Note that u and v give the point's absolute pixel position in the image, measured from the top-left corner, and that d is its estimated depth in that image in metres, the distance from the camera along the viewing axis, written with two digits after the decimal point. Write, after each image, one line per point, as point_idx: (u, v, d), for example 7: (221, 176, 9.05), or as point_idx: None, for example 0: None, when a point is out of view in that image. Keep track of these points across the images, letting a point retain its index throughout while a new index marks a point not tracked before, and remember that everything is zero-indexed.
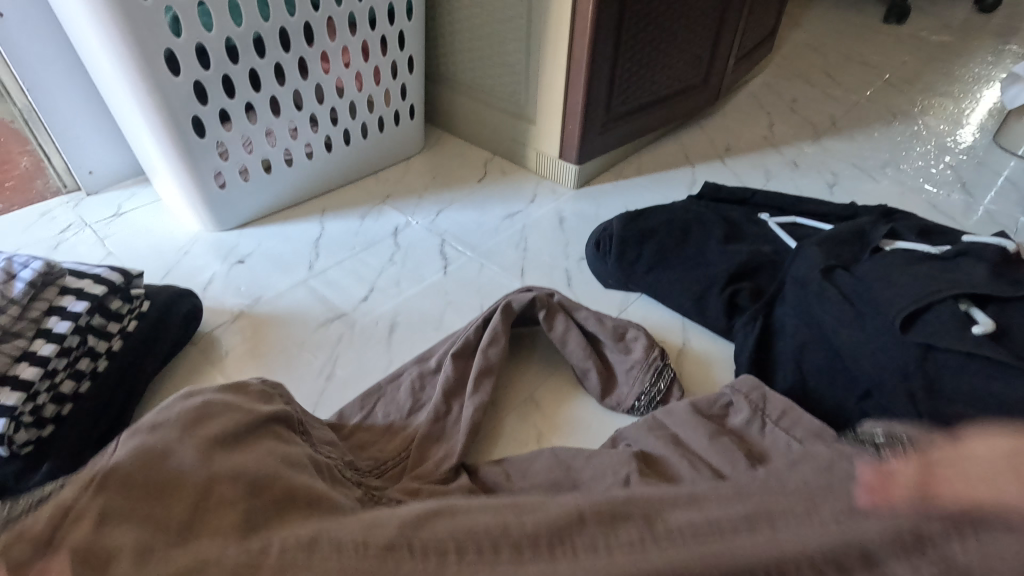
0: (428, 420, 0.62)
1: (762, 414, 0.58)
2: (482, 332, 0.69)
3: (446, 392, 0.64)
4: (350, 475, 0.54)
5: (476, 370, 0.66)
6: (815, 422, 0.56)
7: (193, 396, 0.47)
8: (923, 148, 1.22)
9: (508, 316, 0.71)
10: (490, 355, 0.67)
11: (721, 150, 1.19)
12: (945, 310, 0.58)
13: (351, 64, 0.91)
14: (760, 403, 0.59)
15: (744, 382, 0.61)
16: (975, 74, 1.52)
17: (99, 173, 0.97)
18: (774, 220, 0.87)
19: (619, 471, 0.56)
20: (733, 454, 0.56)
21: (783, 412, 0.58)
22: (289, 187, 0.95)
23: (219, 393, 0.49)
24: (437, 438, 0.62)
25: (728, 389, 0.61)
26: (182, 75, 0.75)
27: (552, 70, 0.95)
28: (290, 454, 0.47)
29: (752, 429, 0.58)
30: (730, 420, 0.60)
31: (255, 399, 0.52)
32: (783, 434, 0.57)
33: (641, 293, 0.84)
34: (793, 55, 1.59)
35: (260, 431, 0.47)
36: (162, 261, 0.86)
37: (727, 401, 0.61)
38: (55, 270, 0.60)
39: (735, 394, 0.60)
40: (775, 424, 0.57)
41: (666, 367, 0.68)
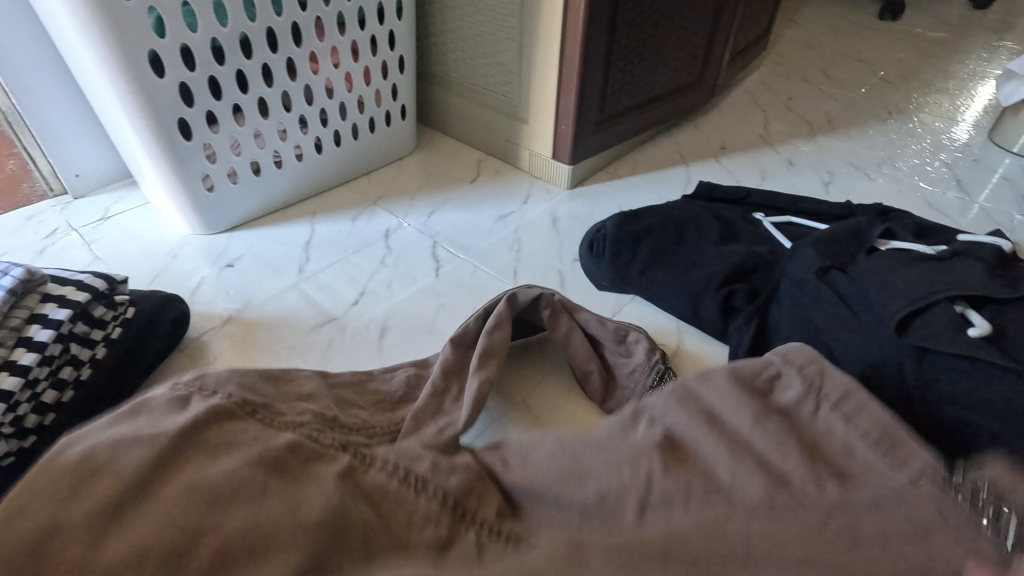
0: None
1: (818, 394, 0.50)
2: (485, 320, 0.67)
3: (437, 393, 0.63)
4: (330, 441, 0.50)
5: (480, 352, 0.64)
6: (883, 413, 0.47)
7: (74, 445, 0.42)
8: (919, 145, 1.22)
9: (513, 308, 0.68)
10: (495, 338, 0.65)
11: (716, 149, 1.18)
12: (939, 313, 0.57)
13: (341, 65, 0.89)
14: (817, 379, 0.51)
15: (798, 354, 0.53)
16: (971, 71, 1.51)
17: (87, 176, 0.96)
18: (769, 220, 0.86)
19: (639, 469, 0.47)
20: (789, 437, 0.47)
21: (844, 395, 0.49)
22: (279, 189, 0.94)
23: (114, 427, 0.44)
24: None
25: (776, 360, 0.53)
26: (166, 76, 0.74)
27: (545, 69, 0.94)
28: (215, 472, 0.42)
29: (804, 410, 0.50)
30: (781, 395, 0.51)
31: (161, 414, 0.46)
32: (841, 423, 0.48)
33: (635, 295, 0.83)
34: (788, 53, 1.58)
35: (177, 457, 0.42)
36: (150, 265, 0.85)
37: (774, 373, 0.53)
38: (37, 277, 0.59)
39: (785, 366, 0.52)
40: (835, 411, 0.48)
41: (668, 369, 0.68)
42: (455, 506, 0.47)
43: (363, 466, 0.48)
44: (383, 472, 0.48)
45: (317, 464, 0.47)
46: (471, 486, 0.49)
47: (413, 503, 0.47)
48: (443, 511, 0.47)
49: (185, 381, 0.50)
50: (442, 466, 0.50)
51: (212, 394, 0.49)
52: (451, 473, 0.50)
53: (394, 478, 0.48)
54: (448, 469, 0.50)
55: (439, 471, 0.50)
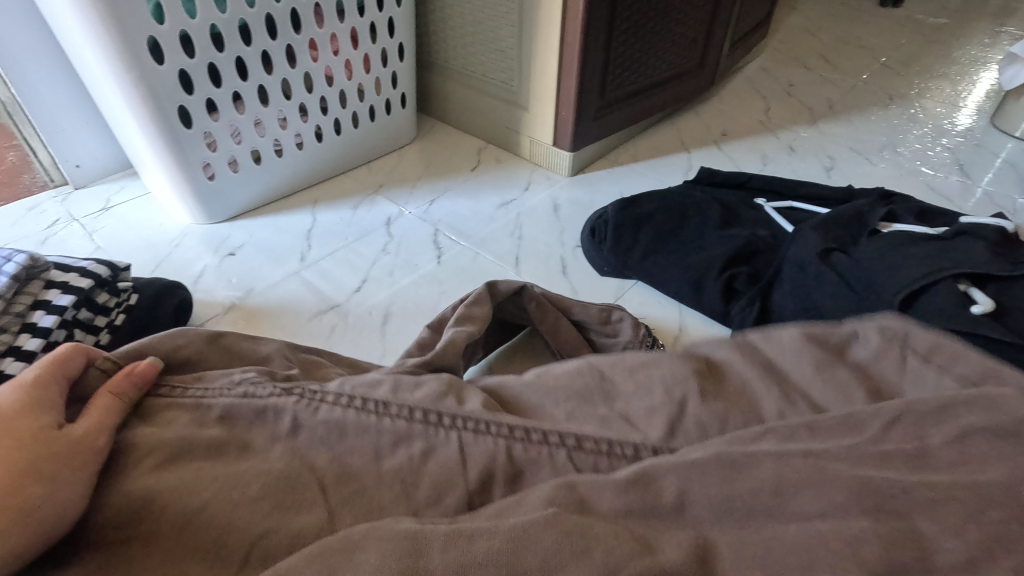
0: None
1: (901, 346, 0.47)
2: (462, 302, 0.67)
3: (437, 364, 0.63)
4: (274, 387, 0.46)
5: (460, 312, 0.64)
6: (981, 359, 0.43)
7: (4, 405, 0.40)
8: (920, 130, 1.21)
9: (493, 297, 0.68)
10: (474, 309, 0.65)
11: (717, 135, 1.18)
12: (943, 291, 0.57)
13: (340, 52, 0.89)
14: (899, 335, 0.47)
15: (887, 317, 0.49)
16: (973, 56, 1.50)
17: (87, 166, 0.96)
18: (770, 205, 0.86)
19: (673, 392, 0.47)
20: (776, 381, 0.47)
21: (932, 345, 0.45)
22: (279, 177, 0.94)
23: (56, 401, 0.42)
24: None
25: (855, 322, 0.50)
26: (166, 63, 0.74)
27: (546, 53, 0.93)
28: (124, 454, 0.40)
29: (886, 365, 0.46)
30: (853, 354, 0.48)
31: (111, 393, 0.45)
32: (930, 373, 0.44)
33: (637, 280, 0.83)
34: (789, 39, 1.58)
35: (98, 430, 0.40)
36: (152, 254, 0.85)
37: (851, 332, 0.49)
38: (40, 263, 0.59)
39: (863, 326, 0.49)
40: (921, 362, 0.45)
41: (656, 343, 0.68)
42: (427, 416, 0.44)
43: (312, 404, 0.44)
44: (339, 403, 0.44)
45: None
46: (445, 391, 0.47)
47: (377, 426, 0.43)
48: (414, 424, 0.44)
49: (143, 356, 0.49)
50: (405, 383, 0.47)
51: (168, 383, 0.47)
52: (418, 387, 0.47)
53: (352, 407, 0.44)
54: (415, 385, 0.48)
55: (403, 389, 0.47)
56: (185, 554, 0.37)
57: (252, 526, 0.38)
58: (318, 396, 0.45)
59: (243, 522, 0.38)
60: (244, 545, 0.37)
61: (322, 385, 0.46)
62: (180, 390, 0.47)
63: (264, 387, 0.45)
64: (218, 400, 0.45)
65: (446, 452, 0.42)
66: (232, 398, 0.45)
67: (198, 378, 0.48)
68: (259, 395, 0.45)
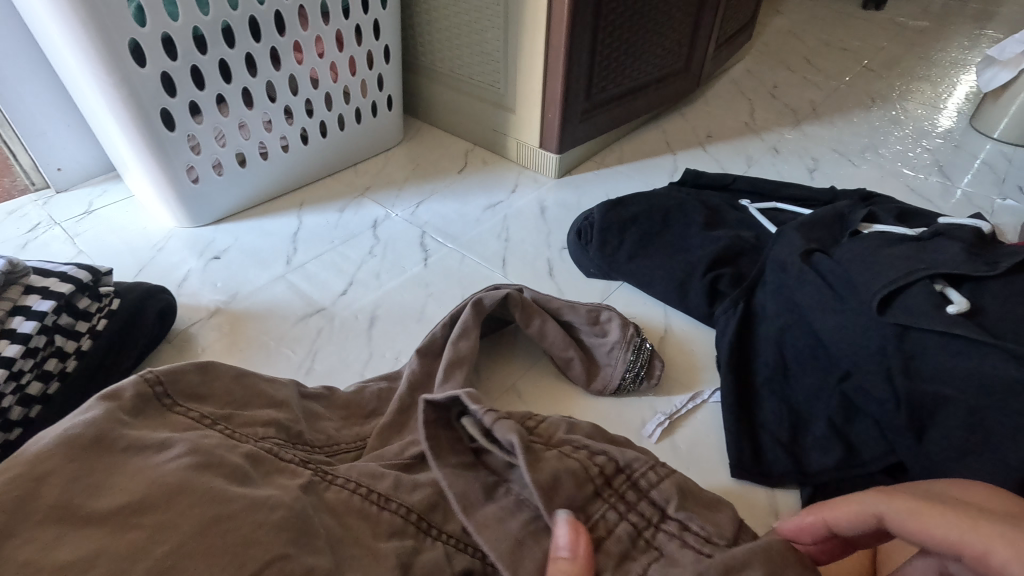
0: (393, 413, 0.60)
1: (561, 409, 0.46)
2: (451, 329, 0.67)
3: (412, 385, 0.63)
4: (293, 456, 0.49)
5: (447, 361, 0.63)
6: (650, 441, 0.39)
7: (46, 433, 0.40)
8: (901, 132, 1.23)
9: (479, 313, 0.67)
10: (461, 347, 0.64)
11: (702, 137, 1.19)
12: (921, 291, 0.58)
13: (325, 55, 0.89)
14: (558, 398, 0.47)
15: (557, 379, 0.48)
16: (953, 59, 1.53)
17: (69, 169, 0.95)
18: (754, 206, 0.87)
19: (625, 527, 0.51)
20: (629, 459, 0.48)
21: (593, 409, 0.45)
22: (265, 179, 0.93)
23: (89, 411, 0.42)
24: (401, 432, 0.59)
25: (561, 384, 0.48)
26: (148, 66, 0.73)
27: (531, 55, 0.93)
28: (161, 470, 0.40)
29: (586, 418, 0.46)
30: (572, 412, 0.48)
31: (135, 410, 0.45)
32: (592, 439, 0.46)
33: (623, 282, 0.83)
34: (774, 42, 1.60)
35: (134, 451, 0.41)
36: (135, 259, 0.84)
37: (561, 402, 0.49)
38: (18, 269, 0.58)
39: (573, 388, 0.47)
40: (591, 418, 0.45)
41: (645, 340, 0.69)
42: (418, 520, 0.49)
43: (325, 482, 0.48)
44: (345, 488, 0.48)
45: (277, 474, 0.46)
46: (436, 501, 0.51)
47: (378, 516, 0.48)
48: (408, 524, 0.48)
49: (159, 373, 0.48)
50: (406, 482, 0.51)
51: (180, 408, 0.48)
52: (414, 490, 0.51)
53: (356, 494, 0.48)
54: (412, 486, 0.51)
55: (402, 488, 0.50)
56: (202, 566, 0.37)
57: (274, 544, 0.39)
58: (336, 478, 0.49)
59: (261, 539, 0.39)
60: (261, 560, 0.38)
61: (333, 468, 0.50)
62: (207, 419, 0.48)
63: (289, 457, 0.49)
64: (247, 445, 0.47)
65: (434, 555, 0.47)
66: (260, 450, 0.48)
67: (225, 415, 0.50)
68: (286, 457, 0.48)
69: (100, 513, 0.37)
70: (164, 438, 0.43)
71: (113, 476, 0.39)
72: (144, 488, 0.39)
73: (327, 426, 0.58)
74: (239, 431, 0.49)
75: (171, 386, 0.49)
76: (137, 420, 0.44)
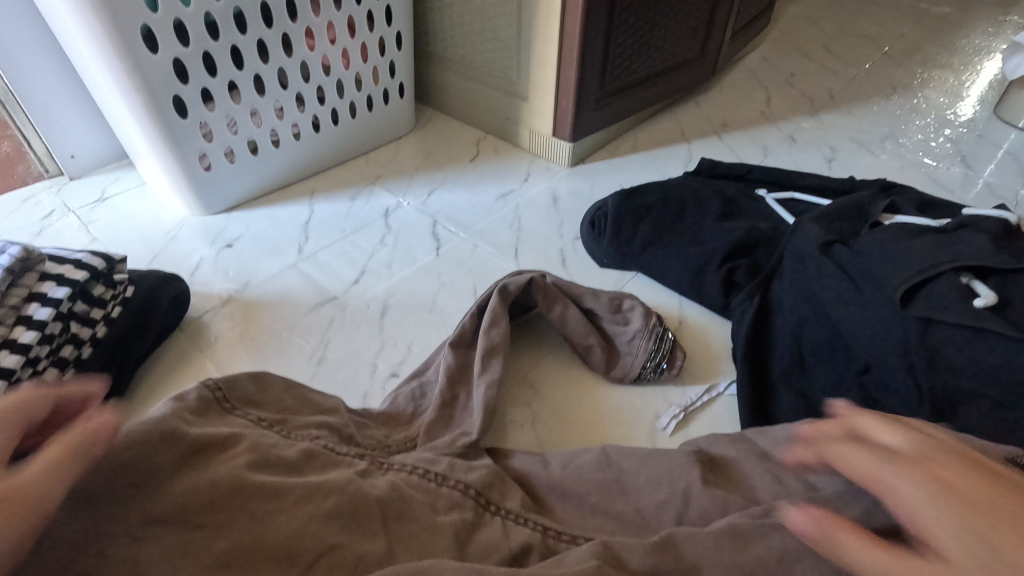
0: (436, 408, 0.59)
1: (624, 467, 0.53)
2: (479, 318, 0.66)
3: (452, 379, 0.62)
4: (348, 450, 0.50)
5: (482, 351, 0.63)
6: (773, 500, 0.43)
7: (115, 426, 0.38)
8: (923, 121, 1.20)
9: (505, 299, 0.67)
10: (493, 336, 0.64)
11: (717, 126, 1.17)
12: (947, 283, 0.56)
13: (337, 41, 0.88)
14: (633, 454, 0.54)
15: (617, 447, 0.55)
16: (976, 46, 1.49)
17: (82, 157, 0.95)
18: (771, 196, 0.85)
19: (678, 482, 0.50)
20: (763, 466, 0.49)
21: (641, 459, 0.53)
22: (277, 167, 0.93)
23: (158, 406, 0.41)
24: (447, 425, 0.59)
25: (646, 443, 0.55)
26: (160, 53, 0.73)
27: (545, 42, 0.92)
28: (220, 471, 0.40)
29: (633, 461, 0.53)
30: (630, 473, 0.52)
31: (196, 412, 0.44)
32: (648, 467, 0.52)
33: (638, 272, 0.82)
34: (791, 29, 1.56)
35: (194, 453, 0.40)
36: (148, 247, 0.84)
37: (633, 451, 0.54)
38: (35, 256, 0.58)
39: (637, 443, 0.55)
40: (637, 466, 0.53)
41: (667, 330, 0.68)
42: (479, 497, 0.49)
43: (381, 469, 0.49)
44: (403, 470, 0.49)
45: (328, 466, 0.47)
46: (492, 480, 0.51)
47: (437, 491, 0.48)
48: (468, 499, 0.48)
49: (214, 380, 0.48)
50: (460, 465, 0.51)
51: (232, 409, 0.47)
52: (470, 471, 0.51)
53: (414, 474, 0.49)
54: (467, 468, 0.51)
55: (458, 469, 0.51)
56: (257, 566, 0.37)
57: (326, 535, 0.40)
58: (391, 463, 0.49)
59: (312, 533, 0.39)
60: (313, 553, 0.39)
61: (388, 458, 0.50)
62: (266, 423, 0.48)
63: (347, 451, 0.49)
64: (302, 443, 0.47)
65: (492, 530, 0.46)
66: (315, 445, 0.48)
67: (279, 418, 0.50)
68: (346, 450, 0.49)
69: (170, 509, 0.37)
70: (228, 436, 0.43)
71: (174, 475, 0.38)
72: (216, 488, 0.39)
73: (374, 432, 0.56)
74: (293, 432, 0.49)
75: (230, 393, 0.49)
76: (201, 419, 0.44)
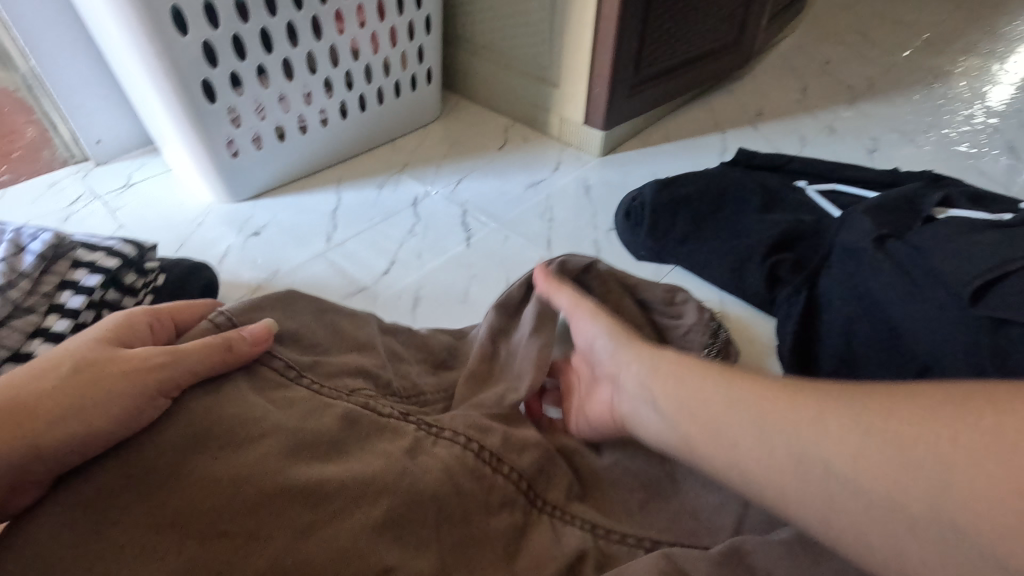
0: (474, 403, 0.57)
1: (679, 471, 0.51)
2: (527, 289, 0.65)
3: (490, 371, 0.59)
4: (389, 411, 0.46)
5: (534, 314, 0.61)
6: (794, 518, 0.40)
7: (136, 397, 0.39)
8: (967, 111, 1.15)
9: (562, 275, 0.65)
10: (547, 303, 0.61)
11: (752, 115, 1.13)
12: (1018, 282, 0.51)
13: (366, 25, 0.85)
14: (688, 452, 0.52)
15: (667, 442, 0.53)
16: (1020, 33, 1.43)
17: (107, 142, 0.94)
18: (813, 188, 0.82)
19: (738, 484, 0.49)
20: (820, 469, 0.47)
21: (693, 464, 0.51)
22: (304, 154, 0.91)
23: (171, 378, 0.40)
24: None
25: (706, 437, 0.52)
26: (190, 35, 0.71)
27: (579, 26, 0.89)
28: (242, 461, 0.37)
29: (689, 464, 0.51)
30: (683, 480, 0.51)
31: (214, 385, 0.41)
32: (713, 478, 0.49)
33: (676, 265, 0.79)
34: (825, 14, 1.51)
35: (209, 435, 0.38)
36: (175, 234, 0.83)
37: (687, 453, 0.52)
38: (66, 243, 0.58)
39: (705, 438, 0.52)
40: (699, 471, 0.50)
41: (721, 328, 0.66)
42: (528, 490, 0.46)
43: (431, 437, 0.45)
44: (455, 442, 0.45)
45: (375, 437, 0.43)
46: (542, 468, 0.48)
47: (490, 481, 0.44)
48: (520, 492, 0.46)
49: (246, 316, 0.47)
50: (514, 441, 0.47)
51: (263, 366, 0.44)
52: (523, 451, 0.47)
53: (468, 449, 0.45)
54: (520, 446, 0.47)
55: (511, 448, 0.47)
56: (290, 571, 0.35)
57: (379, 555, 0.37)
58: (447, 435, 0.45)
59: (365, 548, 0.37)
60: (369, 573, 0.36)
61: (437, 421, 0.46)
62: (317, 386, 0.45)
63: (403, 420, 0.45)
64: (340, 403, 0.44)
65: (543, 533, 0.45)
66: (353, 404, 0.45)
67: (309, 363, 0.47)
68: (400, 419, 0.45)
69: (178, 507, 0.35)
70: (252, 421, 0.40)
71: (198, 448, 0.38)
72: (238, 466, 0.37)
73: None
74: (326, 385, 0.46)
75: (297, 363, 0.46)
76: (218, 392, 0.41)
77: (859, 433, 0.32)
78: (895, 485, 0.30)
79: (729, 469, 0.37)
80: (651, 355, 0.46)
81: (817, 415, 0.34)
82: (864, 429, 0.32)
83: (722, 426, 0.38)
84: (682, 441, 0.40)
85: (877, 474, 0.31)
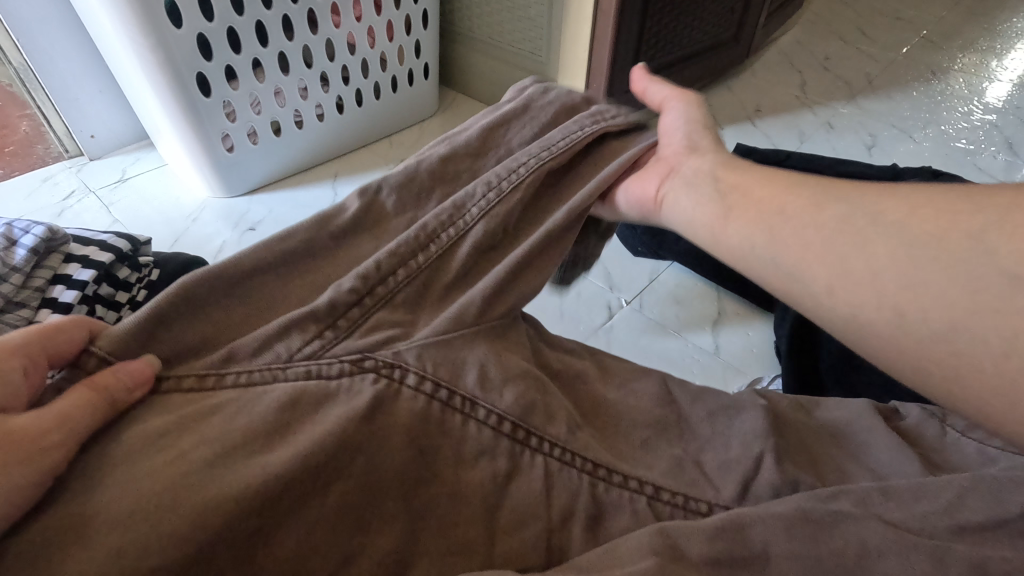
0: None
1: None
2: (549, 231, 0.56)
3: None
4: (337, 365, 0.34)
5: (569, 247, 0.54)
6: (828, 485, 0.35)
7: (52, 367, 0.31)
8: (965, 107, 1.15)
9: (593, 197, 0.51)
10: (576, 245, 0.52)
11: (751, 111, 1.13)
12: None
13: (363, 19, 0.85)
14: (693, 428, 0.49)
15: None
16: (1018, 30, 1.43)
17: (101, 137, 0.93)
18: None
19: None
20: None
21: None
22: (300, 149, 0.90)
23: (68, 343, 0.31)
24: None
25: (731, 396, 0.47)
26: (184, 28, 0.70)
27: (578, 20, 0.88)
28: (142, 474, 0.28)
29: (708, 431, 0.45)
30: None
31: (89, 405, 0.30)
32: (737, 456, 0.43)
33: (673, 262, 0.79)
34: (824, 11, 1.51)
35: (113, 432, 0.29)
36: (170, 230, 0.83)
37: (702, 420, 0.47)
38: (59, 235, 0.57)
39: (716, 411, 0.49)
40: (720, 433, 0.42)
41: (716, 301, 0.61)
42: (515, 428, 0.35)
43: (394, 389, 0.33)
44: (421, 393, 0.34)
45: (323, 403, 0.32)
46: (534, 398, 0.36)
47: (465, 429, 0.34)
48: (503, 435, 0.35)
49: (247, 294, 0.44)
50: (493, 376, 0.36)
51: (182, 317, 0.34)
52: (507, 387, 0.36)
53: (435, 400, 0.34)
54: (501, 380, 0.36)
55: (491, 385, 0.35)
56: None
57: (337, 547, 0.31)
58: (405, 376, 0.34)
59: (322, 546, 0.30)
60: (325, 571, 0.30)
61: (400, 356, 0.35)
62: (212, 378, 0.33)
63: (329, 359, 0.34)
64: (276, 386, 0.32)
65: None
66: (293, 379, 0.33)
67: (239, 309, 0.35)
68: (333, 331, 0.35)
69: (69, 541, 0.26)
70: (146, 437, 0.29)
71: (70, 537, 0.26)
72: (122, 538, 0.26)
73: None
74: (247, 356, 0.33)
75: (177, 311, 0.34)
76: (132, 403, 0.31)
77: (895, 229, 0.31)
78: (910, 337, 0.29)
79: (762, 263, 0.36)
80: (721, 156, 0.43)
81: (872, 220, 0.32)
82: (918, 235, 0.30)
83: (758, 223, 0.37)
84: (715, 241, 0.39)
85: (927, 281, 0.29)
